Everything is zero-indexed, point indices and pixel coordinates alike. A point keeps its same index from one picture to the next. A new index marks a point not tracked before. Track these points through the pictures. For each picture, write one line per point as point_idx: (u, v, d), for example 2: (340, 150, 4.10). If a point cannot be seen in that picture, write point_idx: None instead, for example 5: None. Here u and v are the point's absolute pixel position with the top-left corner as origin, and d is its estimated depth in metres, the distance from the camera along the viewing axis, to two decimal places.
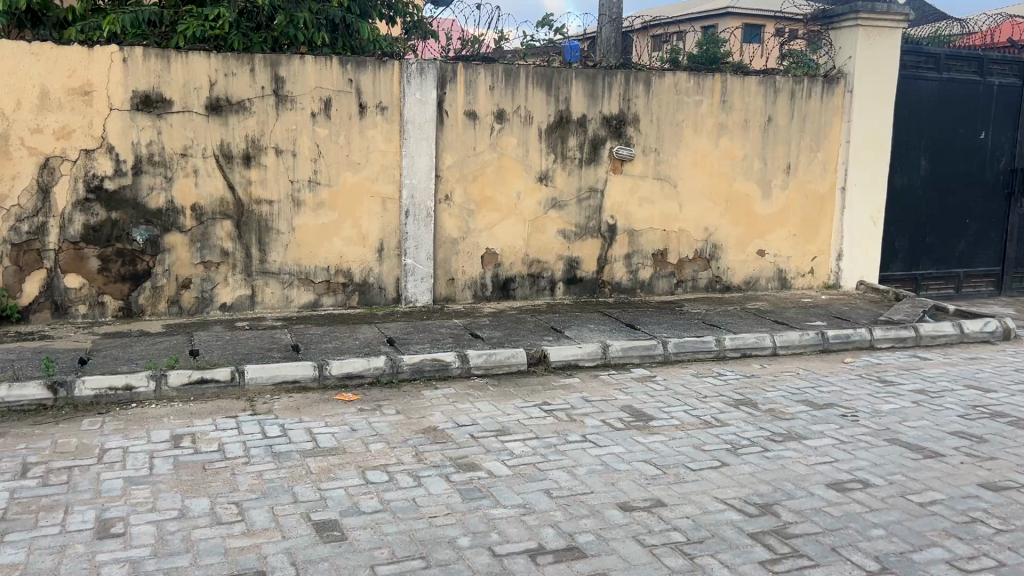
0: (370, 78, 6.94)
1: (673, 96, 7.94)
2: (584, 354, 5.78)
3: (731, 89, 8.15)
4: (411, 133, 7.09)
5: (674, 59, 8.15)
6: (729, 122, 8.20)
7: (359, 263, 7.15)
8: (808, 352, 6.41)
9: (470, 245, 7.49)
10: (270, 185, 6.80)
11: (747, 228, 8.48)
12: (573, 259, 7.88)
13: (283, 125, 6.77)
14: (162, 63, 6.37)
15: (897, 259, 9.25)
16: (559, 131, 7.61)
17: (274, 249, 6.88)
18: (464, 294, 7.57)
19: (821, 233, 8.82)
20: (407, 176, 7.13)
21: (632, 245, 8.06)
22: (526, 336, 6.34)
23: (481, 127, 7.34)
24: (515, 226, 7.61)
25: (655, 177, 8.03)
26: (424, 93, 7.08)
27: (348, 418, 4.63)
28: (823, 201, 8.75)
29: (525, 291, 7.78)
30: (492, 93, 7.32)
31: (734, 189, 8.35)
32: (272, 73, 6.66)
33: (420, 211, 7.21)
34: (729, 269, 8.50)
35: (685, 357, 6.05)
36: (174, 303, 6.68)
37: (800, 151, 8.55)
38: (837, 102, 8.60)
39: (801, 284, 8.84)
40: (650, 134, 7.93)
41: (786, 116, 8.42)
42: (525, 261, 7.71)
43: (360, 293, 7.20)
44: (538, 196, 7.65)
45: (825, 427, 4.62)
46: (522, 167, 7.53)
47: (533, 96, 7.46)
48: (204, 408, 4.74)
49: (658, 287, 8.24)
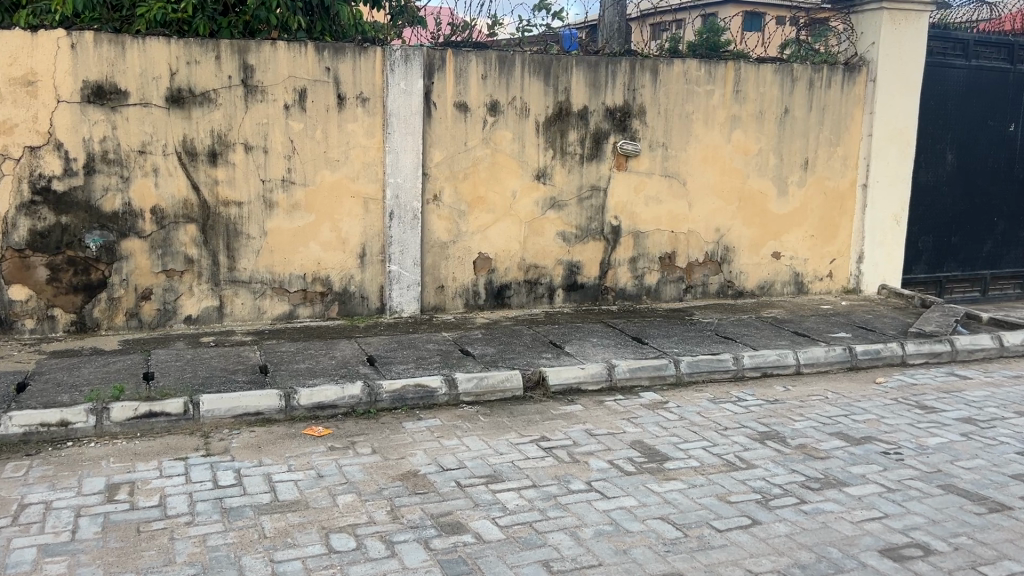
0: (349, 66, 6.29)
1: (682, 87, 7.30)
2: (587, 376, 5.15)
3: (745, 77, 7.50)
4: (395, 126, 6.44)
5: (673, 49, 7.45)
6: (743, 114, 7.56)
7: (338, 269, 6.51)
8: (835, 370, 5.79)
9: (461, 249, 6.85)
10: (239, 185, 6.16)
11: (761, 229, 7.84)
12: (573, 264, 7.25)
13: (253, 119, 6.12)
14: (116, 50, 5.72)
15: (920, 261, 8.62)
16: (558, 124, 6.97)
17: (244, 256, 6.24)
18: (454, 304, 6.93)
19: (840, 233, 8.19)
20: (392, 174, 6.49)
21: (637, 248, 7.43)
22: (522, 354, 5.72)
23: (473, 120, 6.70)
24: (510, 228, 6.98)
25: (663, 174, 7.39)
26: (410, 84, 6.44)
27: (316, 460, 4.00)
28: (843, 199, 8.12)
29: (522, 299, 7.14)
30: (485, 83, 6.67)
31: (747, 187, 7.72)
32: (241, 61, 6.01)
33: (405, 213, 6.57)
34: (742, 273, 7.86)
35: (700, 378, 5.42)
36: (133, 316, 6.04)
37: (819, 145, 7.91)
38: (858, 92, 7.96)
39: (818, 289, 8.21)
40: (656, 127, 7.29)
41: (803, 107, 7.78)
42: (521, 266, 7.07)
43: (340, 303, 6.56)
44: (535, 195, 7.01)
45: (867, 469, 4.00)
46: (518, 164, 6.89)
47: (530, 86, 6.80)
48: (150, 447, 4.11)
49: (665, 293, 7.62)
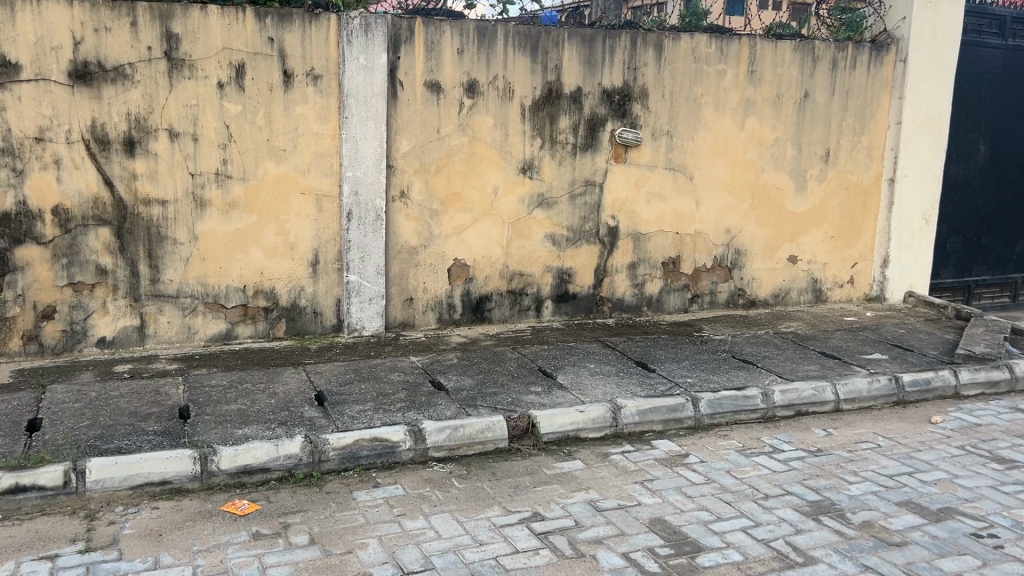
0: (297, 36, 5.23)
1: (690, 66, 6.31)
2: (588, 421, 4.16)
3: (761, 56, 6.53)
4: (353, 109, 5.38)
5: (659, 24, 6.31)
6: (758, 98, 6.59)
7: (285, 280, 5.46)
8: (879, 407, 4.83)
9: (432, 255, 5.82)
10: (163, 180, 5.09)
11: (777, 229, 6.89)
12: (564, 271, 6.25)
13: (179, 99, 5.04)
14: (3, 13, 4.61)
15: (949, 264, 7.70)
16: (547, 109, 5.95)
17: (169, 265, 5.18)
18: (425, 319, 5.90)
19: (863, 234, 7.25)
20: (350, 167, 5.43)
21: (637, 253, 6.44)
22: (505, 387, 4.71)
23: (446, 103, 5.66)
24: (491, 229, 5.96)
25: (666, 166, 6.40)
26: (371, 59, 5.38)
27: (232, 559, 2.98)
28: (867, 195, 7.17)
29: (504, 313, 6.12)
30: (461, 59, 5.63)
31: (761, 183, 6.75)
32: (162, 29, 4.93)
33: (366, 212, 5.52)
34: (755, 280, 6.90)
35: (723, 421, 4.45)
36: (32, 339, 4.96)
37: (841, 134, 6.96)
38: (887, 74, 7.00)
39: (838, 297, 7.27)
40: (660, 113, 6.29)
41: (826, 90, 6.82)
42: (503, 274, 6.06)
43: (288, 319, 5.51)
44: (520, 191, 5.99)
45: (960, 565, 3.04)
46: (499, 155, 5.87)
47: (514, 64, 5.78)
48: (12, 539, 3.06)
49: (668, 304, 6.65)
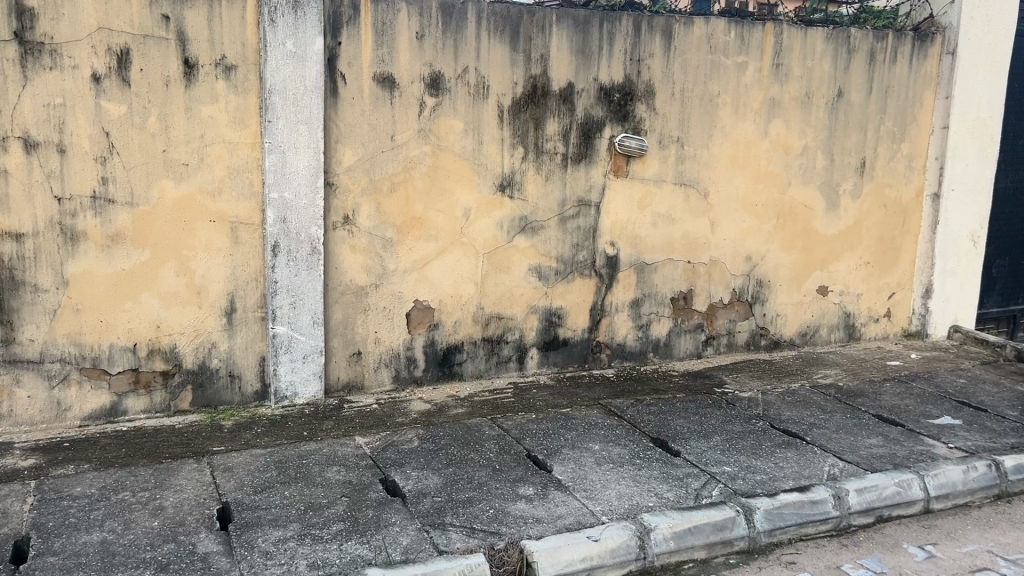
0: (202, 14, 3.94)
1: (704, 57, 5.11)
2: (603, 555, 2.95)
3: (788, 46, 5.36)
4: (279, 111, 4.09)
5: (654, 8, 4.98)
6: (784, 97, 5.42)
7: (191, 335, 4.15)
8: (978, 504, 3.66)
9: (386, 297, 4.54)
10: (16, 206, 3.75)
11: (805, 255, 5.73)
12: (552, 312, 5.01)
13: (37, 97, 3.72)
14: None
15: (995, 291, 6.59)
16: (530, 110, 4.71)
17: (28, 320, 3.84)
18: (378, 379, 4.61)
19: (902, 258, 6.12)
20: (275, 186, 4.14)
21: (641, 287, 5.23)
22: (484, 489, 3.45)
23: (402, 102, 4.40)
24: (461, 262, 4.70)
25: (677, 180, 5.20)
26: (302, 44, 4.08)
27: None
28: (906, 212, 6.04)
29: (478, 367, 4.86)
30: (420, 46, 4.38)
31: (787, 199, 5.58)
32: (11, 2, 3.61)
33: (298, 244, 4.23)
34: (779, 316, 5.72)
35: (785, 539, 3.26)
36: None
37: (878, 141, 5.82)
38: (931, 68, 5.87)
39: (873, 333, 6.13)
40: (669, 115, 5.08)
41: (862, 88, 5.67)
42: (477, 318, 4.80)
43: (195, 386, 4.20)
44: (498, 213, 4.74)
45: None
46: (471, 169, 4.62)
47: (488, 53, 4.54)
48: None
49: (678, 348, 5.44)
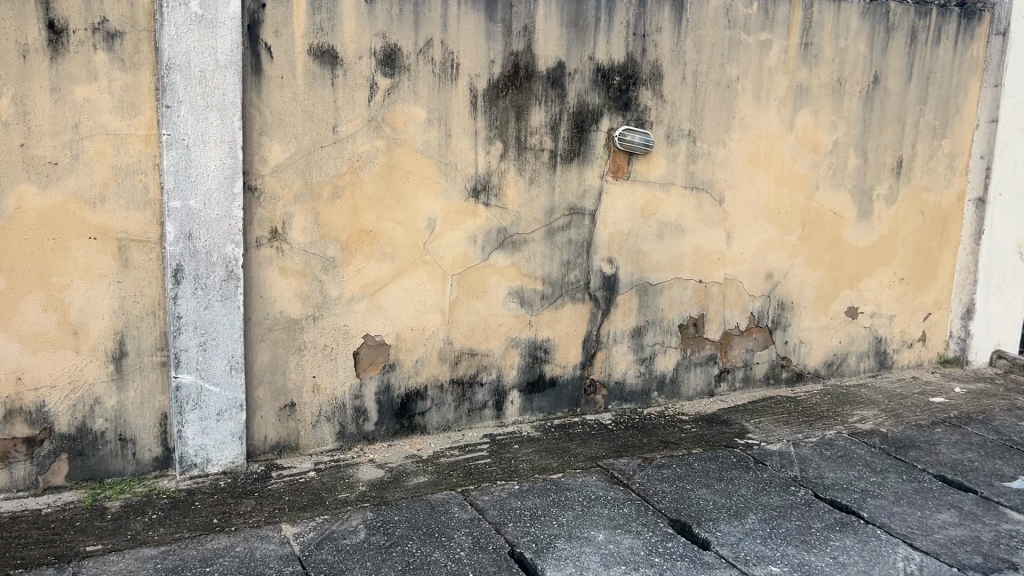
0: None
1: (722, 34, 4.18)
2: None
3: (820, 22, 4.45)
4: (181, 92, 3.09)
5: None
6: (813, 84, 4.52)
7: (64, 388, 3.14)
8: None
9: (329, 333, 3.57)
10: None
11: (833, 271, 4.85)
12: (538, 345, 4.07)
13: None
14: None
15: None
16: (512, 95, 3.75)
17: None
18: (319, 436, 3.64)
19: (940, 273, 5.26)
20: (176, 192, 3.14)
21: (644, 313, 4.30)
22: None
23: (347, 84, 3.42)
24: (423, 287, 3.74)
25: (688, 184, 4.28)
26: (211, 6, 3.08)
27: None
28: (945, 220, 5.18)
29: (445, 417, 3.90)
30: (371, 12, 3.40)
31: (814, 206, 4.69)
32: None
33: (209, 267, 3.23)
34: (803, 343, 4.83)
35: None
36: None
37: (917, 137, 4.95)
38: (978, 52, 5.00)
39: (906, 360, 5.28)
40: (680, 105, 4.15)
41: (901, 74, 4.79)
42: (444, 355, 3.85)
43: (74, 454, 3.20)
44: (471, 225, 3.78)
45: None
46: (436, 169, 3.65)
47: (459, 23, 3.58)
48: None
49: (687, 384, 4.53)
